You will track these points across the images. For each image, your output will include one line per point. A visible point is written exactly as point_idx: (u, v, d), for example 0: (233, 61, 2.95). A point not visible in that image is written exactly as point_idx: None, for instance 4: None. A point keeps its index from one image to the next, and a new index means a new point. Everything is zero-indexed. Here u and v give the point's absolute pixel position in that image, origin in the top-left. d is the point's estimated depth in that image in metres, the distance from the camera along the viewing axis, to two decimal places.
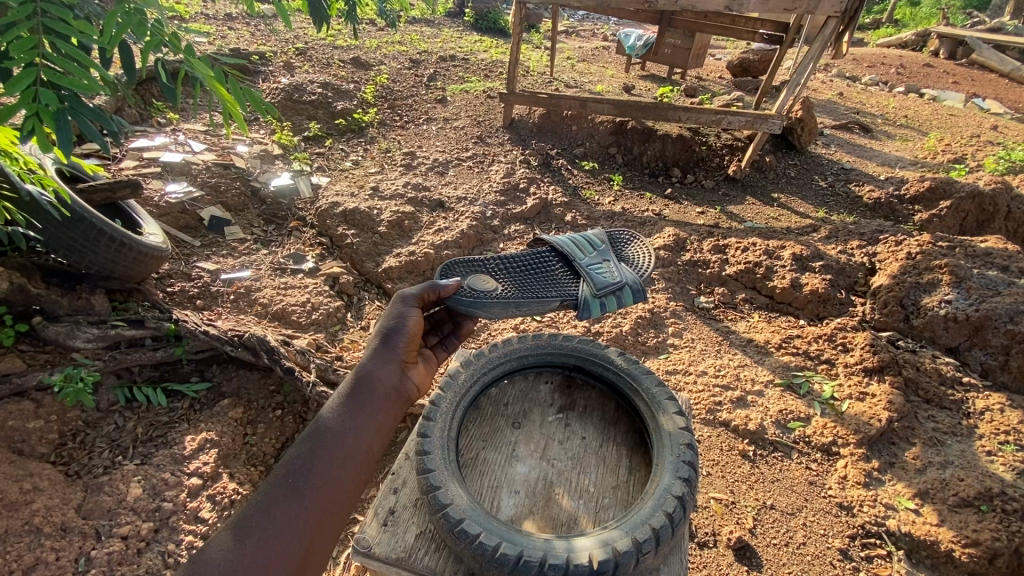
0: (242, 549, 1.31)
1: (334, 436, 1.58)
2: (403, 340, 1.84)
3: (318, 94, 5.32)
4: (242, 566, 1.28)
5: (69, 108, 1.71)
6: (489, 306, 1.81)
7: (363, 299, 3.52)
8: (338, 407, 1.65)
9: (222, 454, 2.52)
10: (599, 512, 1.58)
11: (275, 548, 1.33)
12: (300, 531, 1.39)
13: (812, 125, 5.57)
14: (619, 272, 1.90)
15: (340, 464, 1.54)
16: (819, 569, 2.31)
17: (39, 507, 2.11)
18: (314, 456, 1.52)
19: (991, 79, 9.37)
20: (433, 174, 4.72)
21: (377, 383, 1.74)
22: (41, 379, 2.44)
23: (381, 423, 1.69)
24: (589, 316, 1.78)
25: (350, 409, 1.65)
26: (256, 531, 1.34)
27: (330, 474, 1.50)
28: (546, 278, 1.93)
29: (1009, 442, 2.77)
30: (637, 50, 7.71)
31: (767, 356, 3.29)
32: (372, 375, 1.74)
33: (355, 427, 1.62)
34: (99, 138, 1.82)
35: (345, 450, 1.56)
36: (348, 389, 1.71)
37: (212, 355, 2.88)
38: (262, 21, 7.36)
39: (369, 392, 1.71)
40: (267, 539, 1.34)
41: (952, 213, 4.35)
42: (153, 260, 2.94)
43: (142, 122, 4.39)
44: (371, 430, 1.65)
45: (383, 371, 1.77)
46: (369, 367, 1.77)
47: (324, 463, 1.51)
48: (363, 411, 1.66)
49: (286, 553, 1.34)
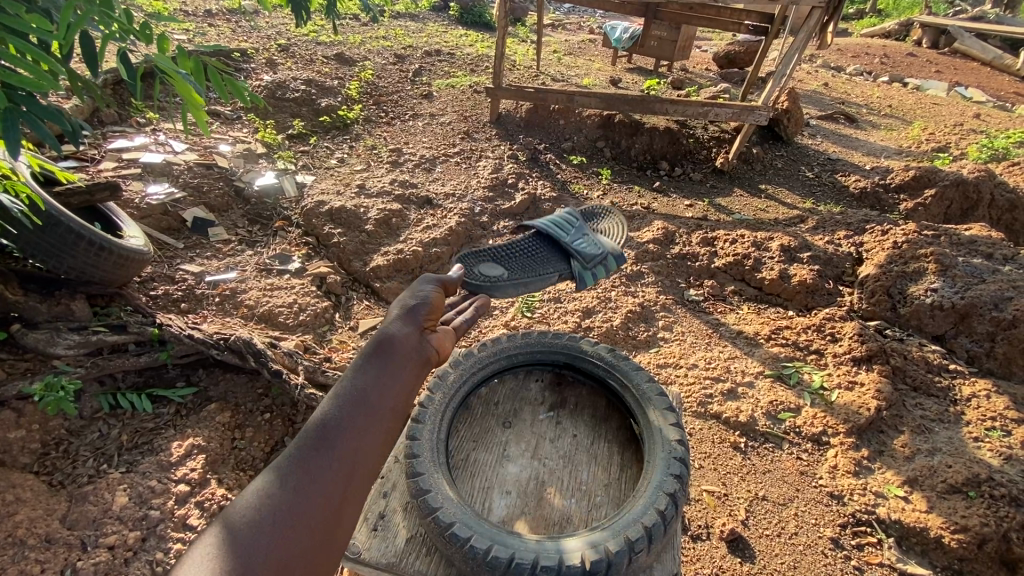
0: (267, 510, 1.11)
1: (361, 399, 1.40)
2: (427, 307, 1.70)
3: (301, 92, 5.24)
4: (266, 529, 1.08)
5: (24, 111, 1.66)
6: (498, 289, 1.90)
7: (351, 299, 3.49)
8: (361, 366, 1.49)
9: (210, 459, 2.48)
10: (591, 511, 1.57)
11: (302, 509, 1.15)
12: (330, 491, 1.21)
13: (799, 117, 5.59)
14: (601, 244, 2.01)
15: (368, 427, 1.36)
16: (812, 558, 2.33)
17: (22, 519, 2.07)
18: (341, 413, 1.36)
19: (973, 68, 9.46)
20: (421, 171, 4.67)
21: (401, 344, 1.57)
22: (22, 389, 2.38)
23: (406, 386, 1.52)
24: (588, 286, 1.88)
25: (375, 369, 1.49)
26: (280, 492, 1.15)
27: (358, 433, 1.33)
28: (542, 256, 2.00)
29: (995, 427, 2.79)
30: (622, 43, 7.49)
31: (757, 347, 3.30)
32: (396, 338, 1.58)
33: (381, 388, 1.46)
34: (56, 140, 1.76)
35: (372, 410, 1.40)
36: (369, 349, 1.55)
37: (198, 359, 2.84)
38: (242, 16, 7.22)
39: (392, 352, 1.54)
40: (295, 499, 1.15)
41: (936, 202, 4.39)
42: (135, 264, 2.89)
43: (120, 122, 4.30)
44: (398, 393, 1.48)
45: (407, 333, 1.61)
46: (391, 328, 1.61)
47: (351, 423, 1.34)
48: (388, 372, 1.50)
49: (313, 514, 1.15)
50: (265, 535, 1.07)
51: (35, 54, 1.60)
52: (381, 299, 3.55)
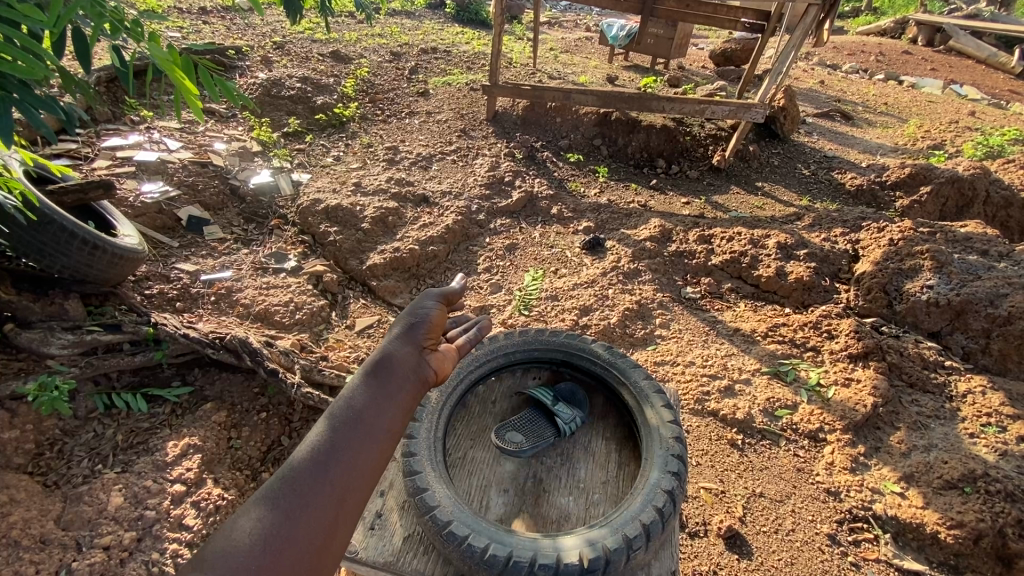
0: (255, 536, 1.14)
1: (357, 419, 1.43)
2: (426, 327, 1.73)
3: (297, 89, 5.22)
4: (252, 554, 1.11)
5: (16, 99, 1.65)
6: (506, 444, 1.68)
7: (347, 298, 3.48)
8: (357, 387, 1.52)
9: (206, 458, 2.47)
10: (589, 508, 1.57)
11: (291, 534, 1.17)
12: (319, 514, 1.23)
13: (795, 114, 5.60)
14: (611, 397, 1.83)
15: (363, 447, 1.39)
16: (809, 555, 2.33)
17: (16, 520, 2.06)
18: (336, 435, 1.39)
19: (968, 66, 9.49)
20: (417, 169, 4.65)
21: (397, 362, 1.60)
22: (15, 389, 2.36)
23: (403, 406, 1.54)
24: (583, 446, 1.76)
25: (371, 391, 1.52)
26: (269, 517, 1.19)
27: (351, 456, 1.36)
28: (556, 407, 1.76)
29: (990, 424, 2.80)
30: (619, 41, 7.54)
31: (754, 345, 3.30)
32: (393, 357, 1.61)
33: (377, 408, 1.48)
34: (49, 130, 1.75)
35: (366, 431, 1.42)
36: (367, 370, 1.58)
37: (193, 358, 2.82)
38: (237, 13, 7.17)
39: (389, 373, 1.57)
40: (283, 524, 1.18)
41: (932, 199, 4.41)
42: (129, 263, 2.85)
43: (114, 120, 4.27)
44: (394, 413, 1.50)
45: (404, 353, 1.64)
46: (389, 348, 1.64)
47: (344, 446, 1.37)
48: (384, 393, 1.52)
49: (301, 539, 1.18)
50: (251, 561, 1.10)
51: (28, 46, 1.57)
52: (378, 298, 3.54)
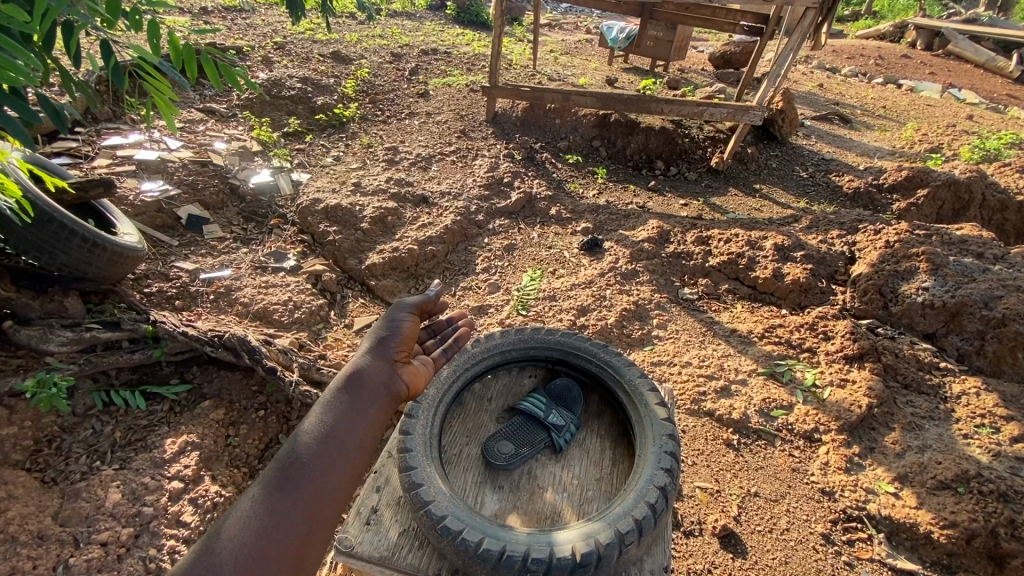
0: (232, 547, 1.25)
1: (329, 433, 1.54)
2: (398, 340, 1.82)
3: (297, 90, 5.25)
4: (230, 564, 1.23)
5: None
6: (492, 444, 1.68)
7: (347, 297, 3.51)
8: (332, 402, 1.63)
9: (204, 456, 2.48)
10: (583, 504, 1.58)
11: (267, 550, 1.28)
12: (294, 526, 1.34)
13: (792, 117, 5.63)
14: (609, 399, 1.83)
15: (335, 458, 1.50)
16: (803, 554, 2.35)
17: (15, 515, 2.07)
18: (311, 450, 1.49)
19: (967, 70, 9.52)
20: (417, 169, 4.67)
21: (369, 377, 1.69)
22: (14, 386, 2.37)
23: (374, 419, 1.64)
24: (573, 454, 1.72)
25: (343, 406, 1.62)
26: (244, 535, 1.28)
27: (323, 470, 1.46)
28: (550, 406, 1.76)
29: (984, 425, 2.82)
30: (619, 43, 7.52)
31: (750, 345, 3.32)
32: (364, 372, 1.71)
33: (348, 424, 1.58)
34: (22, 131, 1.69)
35: (339, 445, 1.53)
36: (339, 386, 1.67)
37: (192, 356, 2.83)
38: (238, 14, 7.23)
39: (362, 388, 1.67)
40: (260, 539, 1.28)
41: (928, 203, 4.45)
42: (129, 261, 2.86)
43: (115, 119, 4.30)
44: (367, 426, 1.61)
45: (376, 367, 1.73)
46: (361, 363, 1.73)
47: (317, 460, 1.48)
48: (355, 407, 1.62)
49: (277, 551, 1.29)
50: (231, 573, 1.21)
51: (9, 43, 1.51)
52: (376, 297, 3.56)
